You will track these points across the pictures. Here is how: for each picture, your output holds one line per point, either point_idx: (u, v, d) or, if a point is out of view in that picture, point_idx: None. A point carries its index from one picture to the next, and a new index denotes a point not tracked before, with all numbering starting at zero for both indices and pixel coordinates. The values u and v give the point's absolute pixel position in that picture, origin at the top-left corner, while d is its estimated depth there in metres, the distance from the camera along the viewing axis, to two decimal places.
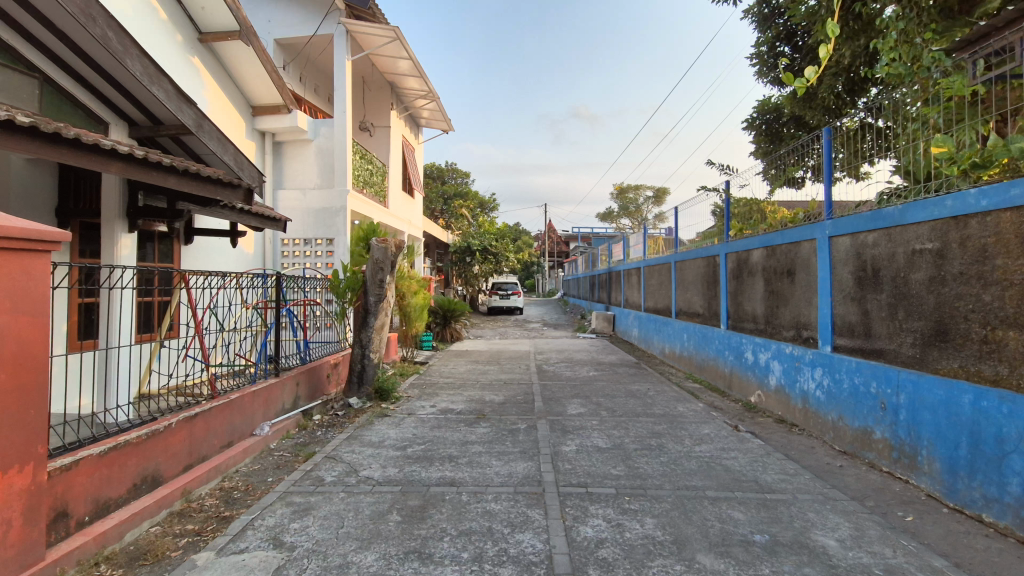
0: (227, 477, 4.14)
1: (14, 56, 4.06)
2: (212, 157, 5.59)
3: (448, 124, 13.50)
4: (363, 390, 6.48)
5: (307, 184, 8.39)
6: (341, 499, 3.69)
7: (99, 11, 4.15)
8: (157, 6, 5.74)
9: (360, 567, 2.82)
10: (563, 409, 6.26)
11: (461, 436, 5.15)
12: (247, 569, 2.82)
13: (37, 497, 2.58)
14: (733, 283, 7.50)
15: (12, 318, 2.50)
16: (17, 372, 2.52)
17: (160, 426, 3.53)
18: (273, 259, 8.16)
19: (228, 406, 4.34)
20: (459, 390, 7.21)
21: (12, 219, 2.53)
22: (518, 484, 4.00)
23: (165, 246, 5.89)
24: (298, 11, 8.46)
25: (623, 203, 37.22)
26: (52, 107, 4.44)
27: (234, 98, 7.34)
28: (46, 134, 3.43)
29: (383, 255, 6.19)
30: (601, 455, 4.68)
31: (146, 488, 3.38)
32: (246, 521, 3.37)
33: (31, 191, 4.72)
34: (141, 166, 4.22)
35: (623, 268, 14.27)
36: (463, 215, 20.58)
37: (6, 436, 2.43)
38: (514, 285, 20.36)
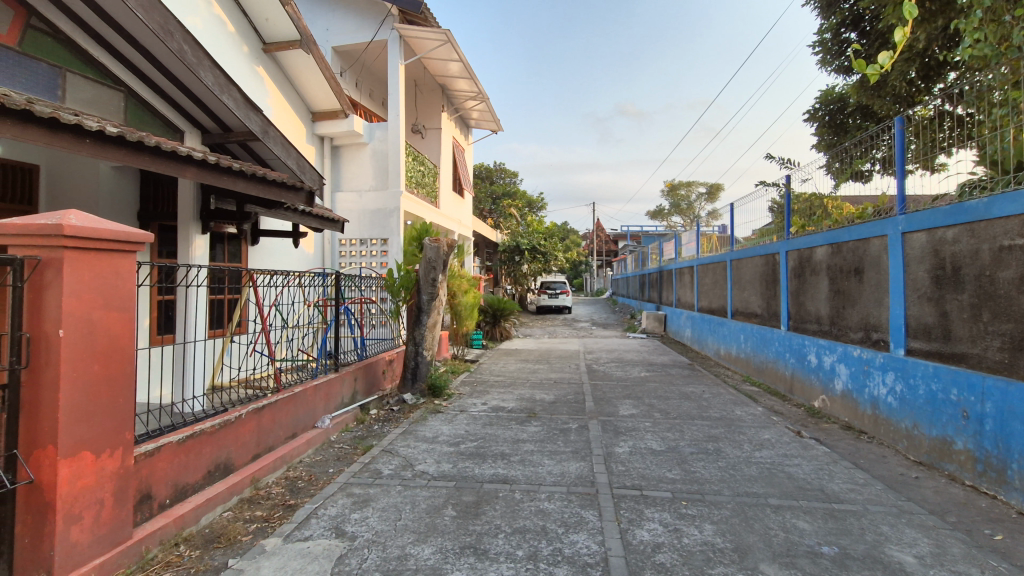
0: (292, 466, 4.34)
1: (102, 71, 4.44)
2: (276, 162, 5.87)
3: (498, 124, 13.57)
4: (416, 386, 6.58)
5: (362, 186, 8.67)
6: (398, 493, 3.78)
7: (176, 27, 4.42)
8: (226, 19, 6.07)
9: (417, 561, 2.87)
10: (615, 409, 6.16)
11: (512, 434, 5.17)
12: (312, 556, 2.93)
13: (125, 480, 2.78)
14: (794, 283, 7.16)
15: (103, 313, 2.70)
16: (107, 364, 2.72)
17: (231, 417, 3.73)
18: (331, 258, 8.48)
19: (292, 400, 4.54)
20: (510, 388, 7.24)
21: (103, 221, 2.71)
22: (572, 484, 3.97)
23: (234, 246, 6.22)
24: (355, 18, 8.74)
25: (674, 200, 36.25)
26: (136, 118, 4.77)
27: (295, 106, 7.65)
28: (132, 143, 3.71)
29: (435, 255, 6.29)
30: (656, 457, 4.58)
31: (219, 475, 3.58)
32: (310, 509, 3.52)
33: (116, 196, 5.10)
34: (214, 171, 4.49)
35: (675, 266, 13.90)
36: (512, 214, 20.63)
37: (99, 422, 2.64)
38: (563, 284, 20.27)
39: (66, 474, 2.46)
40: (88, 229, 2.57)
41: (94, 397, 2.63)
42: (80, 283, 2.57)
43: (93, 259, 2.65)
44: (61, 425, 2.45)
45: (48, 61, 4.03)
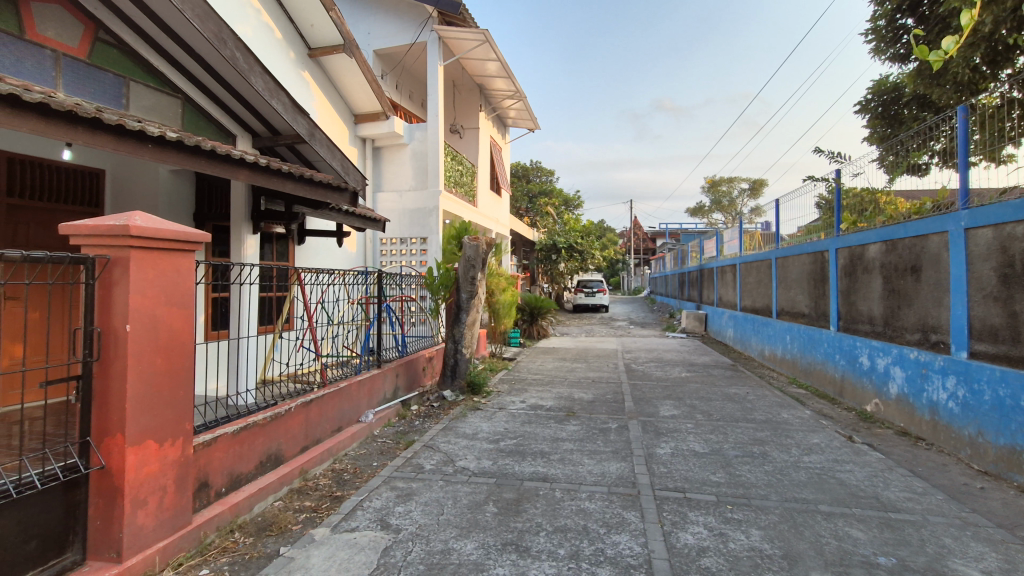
0: (338, 459, 4.47)
1: (162, 80, 4.68)
2: (322, 164, 6.04)
3: (535, 122, 13.53)
4: (456, 382, 6.62)
5: (403, 186, 8.82)
6: (440, 487, 3.84)
7: (229, 35, 4.60)
8: (274, 26, 6.28)
9: (460, 555, 2.91)
10: (656, 410, 6.05)
11: (551, 433, 5.15)
12: (359, 547, 3.01)
13: (185, 468, 2.92)
14: (845, 281, 6.86)
15: (165, 309, 2.84)
16: (169, 357, 2.86)
17: (281, 410, 3.87)
18: (372, 257, 8.67)
19: (337, 395, 4.67)
20: (549, 387, 7.22)
21: (165, 222, 2.85)
22: (612, 484, 3.93)
23: (281, 246, 6.44)
24: (395, 21, 8.90)
25: (715, 196, 35.30)
26: (192, 123, 5.00)
27: (338, 108, 7.85)
28: (189, 148, 3.90)
29: (474, 253, 6.36)
30: (699, 460, 4.48)
31: (270, 466, 3.73)
32: (356, 501, 3.61)
33: (174, 199, 5.36)
34: (264, 174, 4.66)
35: (716, 264, 13.54)
36: (549, 212, 20.55)
37: (161, 413, 2.79)
38: (600, 282, 20.05)
39: (133, 461, 2.61)
40: (152, 230, 2.71)
41: (157, 388, 2.77)
42: (145, 281, 2.71)
43: (156, 258, 2.79)
44: (127, 414, 2.59)
45: (113, 71, 4.29)
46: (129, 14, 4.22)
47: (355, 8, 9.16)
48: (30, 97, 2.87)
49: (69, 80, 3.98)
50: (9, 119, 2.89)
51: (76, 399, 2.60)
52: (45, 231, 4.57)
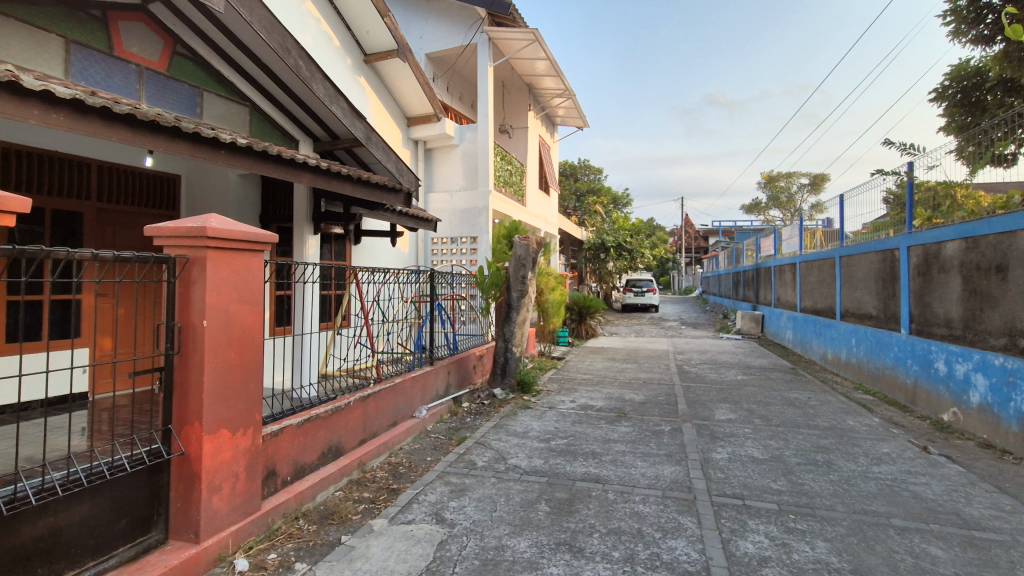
0: (394, 452, 4.60)
1: (232, 89, 4.96)
2: (377, 166, 6.21)
3: (584, 121, 13.42)
4: (506, 381, 6.71)
5: (453, 186, 8.97)
6: (493, 484, 3.88)
7: (293, 45, 4.81)
8: (332, 34, 6.53)
9: (514, 552, 2.93)
10: (711, 413, 5.88)
11: (603, 433, 5.11)
12: (415, 539, 3.09)
13: (255, 457, 3.09)
14: (917, 281, 6.43)
15: (237, 305, 3.01)
16: (241, 352, 3.03)
17: (342, 404, 4.02)
18: (424, 256, 8.85)
19: (392, 390, 4.81)
20: (599, 387, 7.14)
21: (238, 224, 3.01)
22: (667, 488, 3.85)
23: (339, 246, 6.68)
24: (446, 24, 9.05)
25: (772, 192, 33.82)
26: (259, 130, 5.26)
27: (392, 111, 8.06)
28: (257, 153, 4.11)
29: (525, 252, 6.40)
30: (758, 466, 4.31)
31: (331, 457, 3.88)
32: (412, 495, 3.70)
33: (242, 201, 5.67)
34: (325, 176, 4.86)
35: (773, 263, 12.99)
36: (597, 211, 20.29)
37: (234, 404, 2.95)
38: (650, 281, 19.63)
39: (210, 449, 2.78)
40: (226, 231, 2.87)
41: (231, 380, 2.94)
42: (219, 279, 2.88)
43: (230, 257, 2.95)
44: (205, 405, 2.76)
45: (189, 82, 4.58)
46: (203, 28, 4.49)
47: (408, 14, 9.39)
48: (119, 109, 3.11)
49: (150, 91, 4.28)
50: (101, 130, 3.15)
51: (159, 389, 2.80)
52: (129, 233, 4.95)
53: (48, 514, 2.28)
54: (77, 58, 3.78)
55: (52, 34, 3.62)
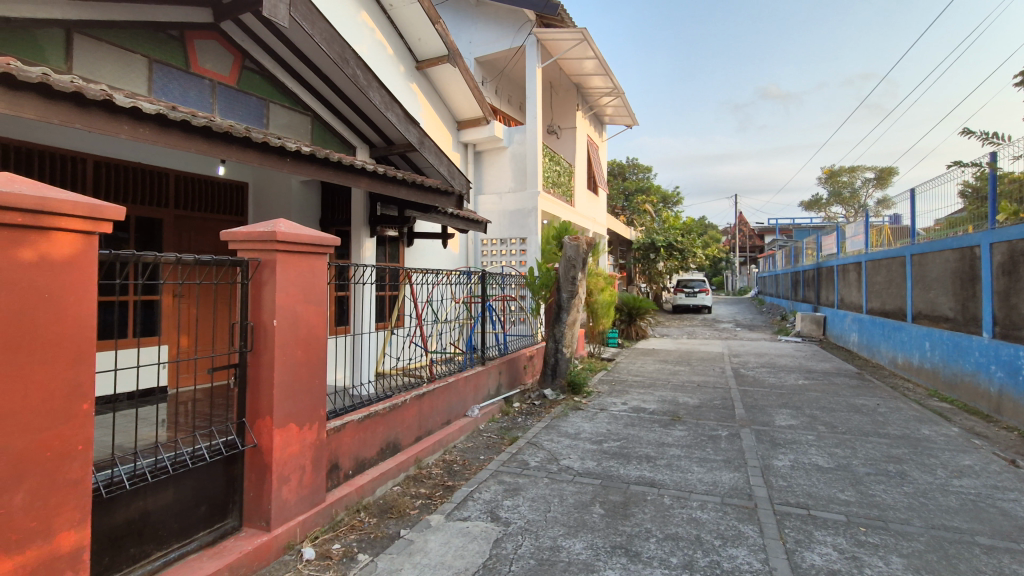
0: (448, 450, 4.69)
1: (295, 100, 5.21)
2: (430, 170, 6.35)
3: (633, 119, 13.22)
4: (556, 381, 6.68)
5: (503, 188, 9.05)
6: (546, 485, 3.89)
7: (351, 55, 4.98)
8: (386, 43, 6.73)
9: (570, 553, 2.92)
10: (770, 419, 5.65)
11: (656, 437, 5.02)
12: (472, 536, 3.14)
13: (320, 450, 3.23)
14: (1001, 281, 5.96)
15: (304, 306, 3.16)
16: (307, 350, 3.18)
17: (399, 402, 4.15)
18: (474, 257, 8.97)
19: (446, 389, 4.91)
20: (651, 390, 7.01)
21: (305, 228, 3.15)
22: (726, 495, 3.73)
23: (393, 248, 6.87)
24: (494, 28, 9.14)
25: (834, 187, 32.07)
26: (320, 138, 5.49)
27: (443, 116, 8.21)
28: (319, 160, 4.31)
29: (575, 253, 6.38)
30: (824, 475, 4.11)
31: (389, 453, 4.01)
32: (467, 492, 3.77)
33: (304, 207, 5.94)
34: (381, 181, 5.02)
35: (836, 262, 12.34)
36: (646, 210, 19.92)
37: (301, 400, 3.10)
38: (702, 282, 19.06)
39: (280, 441, 2.93)
40: (294, 235, 3.02)
41: (298, 377, 3.09)
42: (288, 281, 3.03)
43: (297, 260, 3.11)
44: (275, 400, 2.92)
45: (256, 94, 4.85)
46: (269, 43, 4.74)
47: (457, 19, 9.55)
48: (197, 122, 3.33)
49: (222, 105, 4.56)
50: (181, 142, 3.38)
51: (235, 384, 2.98)
52: (203, 238, 5.28)
53: (139, 498, 2.46)
54: (158, 76, 4.07)
55: (137, 55, 3.93)
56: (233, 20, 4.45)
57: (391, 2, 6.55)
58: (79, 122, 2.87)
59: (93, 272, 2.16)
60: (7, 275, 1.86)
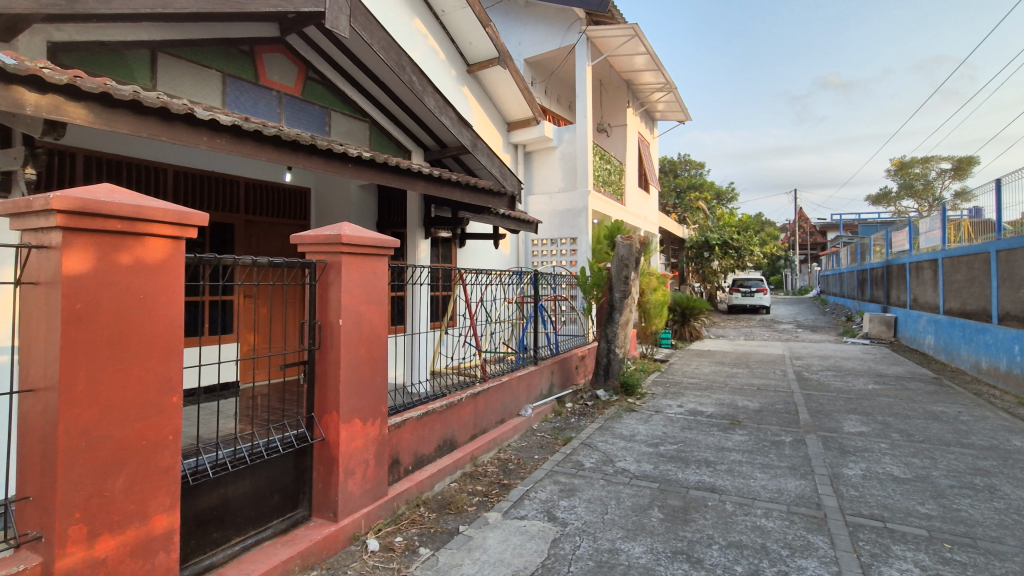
0: (503, 449, 4.74)
1: (354, 107, 5.40)
2: (482, 171, 6.42)
3: (686, 114, 12.87)
4: (609, 382, 6.60)
5: (553, 188, 9.04)
6: (602, 486, 3.86)
7: (408, 62, 5.10)
8: (439, 49, 6.86)
9: (629, 557, 2.89)
10: (838, 425, 5.36)
11: (715, 441, 4.87)
12: (529, 534, 3.16)
13: (382, 445, 3.34)
14: None
15: (367, 306, 3.28)
16: (370, 348, 3.29)
17: (455, 400, 4.23)
18: (524, 257, 9.01)
19: (500, 388, 4.95)
20: (708, 392, 6.81)
21: (367, 231, 3.27)
22: (792, 503, 3.58)
23: (445, 249, 7.00)
24: (544, 28, 9.14)
25: (905, 179, 30.07)
26: (378, 143, 5.66)
27: (494, 117, 8.29)
28: (378, 164, 4.45)
29: (627, 252, 6.27)
30: (900, 486, 3.86)
31: (446, 449, 4.09)
32: (523, 491, 3.79)
33: (362, 210, 6.15)
34: (436, 183, 5.14)
35: (908, 260, 11.56)
36: (700, 207, 19.36)
37: (365, 396, 3.22)
38: (759, 281, 18.31)
39: (346, 436, 3.05)
40: (358, 238, 3.14)
41: (362, 374, 3.21)
42: (352, 282, 3.15)
43: (360, 262, 3.22)
44: (341, 395, 3.05)
45: (319, 104, 5.06)
46: (330, 53, 4.94)
47: (507, 21, 9.62)
48: (269, 132, 3.52)
49: (289, 114, 4.79)
50: (253, 151, 3.58)
51: (304, 380, 3.13)
52: (269, 241, 5.58)
53: (220, 486, 2.63)
54: (231, 90, 4.32)
55: (212, 70, 4.19)
56: (298, 33, 4.66)
57: (443, 8, 6.68)
58: (165, 135, 3.10)
59: (181, 273, 2.32)
60: (108, 278, 2.03)
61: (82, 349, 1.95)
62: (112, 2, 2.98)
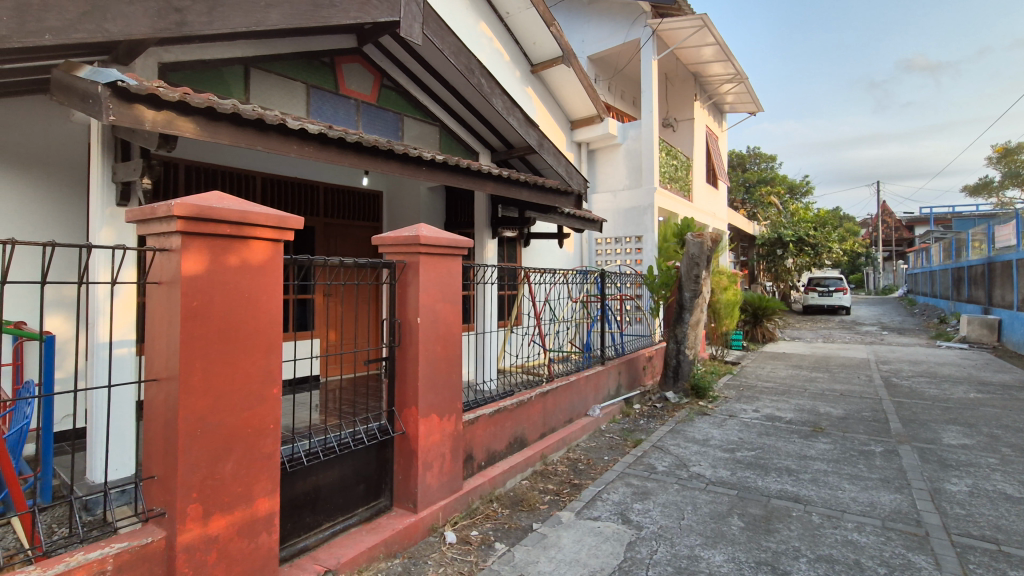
0: (572, 448, 4.73)
1: (425, 112, 5.56)
2: (548, 171, 6.42)
3: (758, 105, 12.27)
4: (679, 385, 6.42)
5: (617, 186, 8.91)
6: (676, 491, 3.77)
7: (477, 65, 5.18)
8: (504, 51, 6.94)
9: (710, 565, 2.81)
10: (936, 436, 4.94)
11: (797, 449, 4.63)
12: (604, 536, 3.14)
13: (457, 440, 3.42)
14: None
15: (443, 305, 3.36)
16: (446, 346, 3.38)
17: (526, 398, 4.26)
18: (588, 256, 8.93)
19: (568, 387, 4.94)
20: (785, 397, 6.47)
21: (443, 232, 3.35)
22: (888, 518, 3.34)
23: (510, 249, 7.08)
24: (608, 24, 9.02)
25: (1009, 167, 27.19)
26: (447, 146, 5.79)
27: (558, 116, 8.27)
28: (448, 167, 4.57)
29: (698, 250, 6.03)
30: (1016, 507, 3.50)
31: (517, 447, 4.14)
32: (595, 492, 3.76)
33: (431, 211, 6.33)
34: (504, 184, 5.20)
35: (1016, 256, 10.44)
36: (772, 202, 18.43)
37: (441, 392, 3.31)
38: (838, 280, 17.18)
39: (424, 430, 3.16)
40: (435, 239, 3.23)
41: (438, 371, 3.30)
42: (429, 281, 3.25)
43: (437, 262, 3.31)
44: (420, 391, 3.15)
45: (393, 110, 5.24)
46: (403, 60, 5.12)
47: (570, 19, 9.58)
48: (351, 139, 3.69)
49: (365, 121, 5.00)
50: (336, 157, 3.76)
51: (385, 376, 3.26)
52: (346, 242, 5.86)
53: (312, 474, 2.80)
54: (314, 99, 4.57)
55: (298, 82, 4.44)
56: (374, 43, 4.87)
57: (508, 9, 6.75)
58: (260, 144, 3.33)
59: (280, 274, 2.49)
60: (218, 278, 2.20)
61: (198, 343, 2.14)
62: (214, 23, 3.21)
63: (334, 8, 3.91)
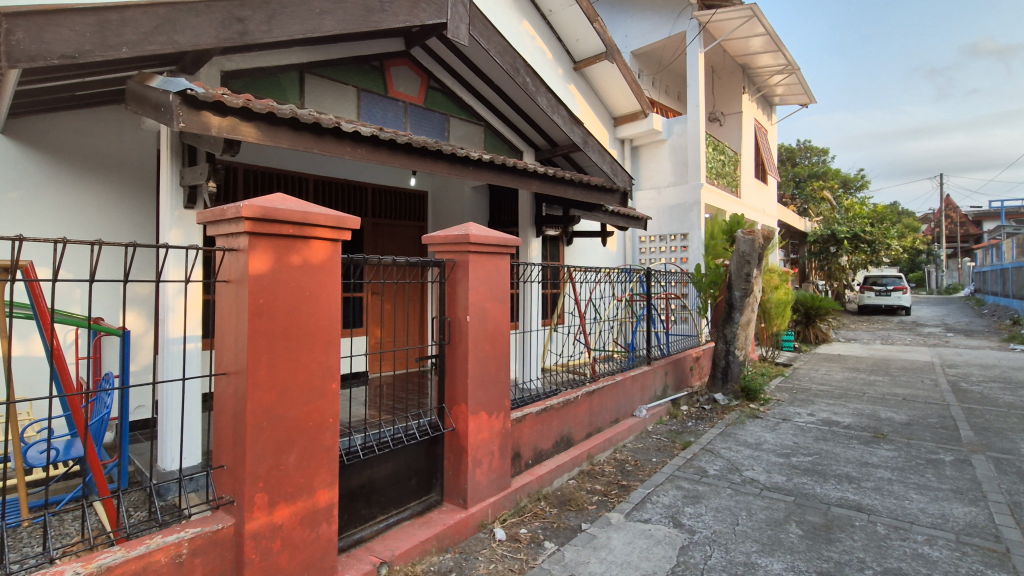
0: (619, 449, 4.67)
1: (470, 112, 5.61)
2: (593, 168, 6.37)
3: (810, 96, 11.77)
4: (728, 386, 6.25)
5: (662, 182, 8.74)
6: (729, 495, 3.66)
7: (522, 64, 5.19)
8: (548, 49, 6.92)
9: (768, 572, 2.72)
10: (1013, 446, 4.61)
11: (857, 455, 4.42)
12: (656, 538, 3.09)
13: (505, 438, 3.44)
14: None
15: (491, 303, 3.38)
16: (494, 344, 3.39)
17: (572, 397, 4.23)
18: (632, 255, 8.80)
19: (614, 387, 4.89)
20: (843, 401, 6.19)
21: (492, 230, 3.35)
22: (962, 532, 3.14)
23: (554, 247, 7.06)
24: (652, 18, 8.86)
25: None
26: (492, 145, 5.83)
27: (601, 113, 8.18)
28: (494, 166, 4.59)
29: (749, 248, 5.79)
30: None
31: (563, 446, 4.12)
32: (644, 493, 3.71)
33: (475, 210, 6.38)
34: (549, 182, 5.19)
35: None
36: (824, 197, 17.67)
37: (489, 390, 3.33)
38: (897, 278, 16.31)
39: (474, 427, 3.19)
40: (484, 238, 3.25)
41: (487, 369, 3.32)
42: (479, 280, 3.27)
43: (486, 261, 3.34)
44: (469, 388, 3.18)
45: (440, 111, 5.31)
46: (449, 61, 5.18)
47: (613, 14, 9.46)
48: (402, 140, 3.77)
49: (413, 122, 5.09)
50: (387, 158, 3.84)
51: (435, 373, 3.31)
52: (393, 241, 5.98)
53: (367, 467, 2.87)
54: (365, 102, 4.68)
55: (349, 85, 4.56)
56: (421, 46, 4.95)
57: (551, 8, 6.72)
58: (316, 147, 3.44)
59: (338, 272, 2.56)
60: (282, 276, 2.29)
61: (263, 339, 2.23)
62: (273, 31, 3.32)
63: (385, 13, 3.97)
